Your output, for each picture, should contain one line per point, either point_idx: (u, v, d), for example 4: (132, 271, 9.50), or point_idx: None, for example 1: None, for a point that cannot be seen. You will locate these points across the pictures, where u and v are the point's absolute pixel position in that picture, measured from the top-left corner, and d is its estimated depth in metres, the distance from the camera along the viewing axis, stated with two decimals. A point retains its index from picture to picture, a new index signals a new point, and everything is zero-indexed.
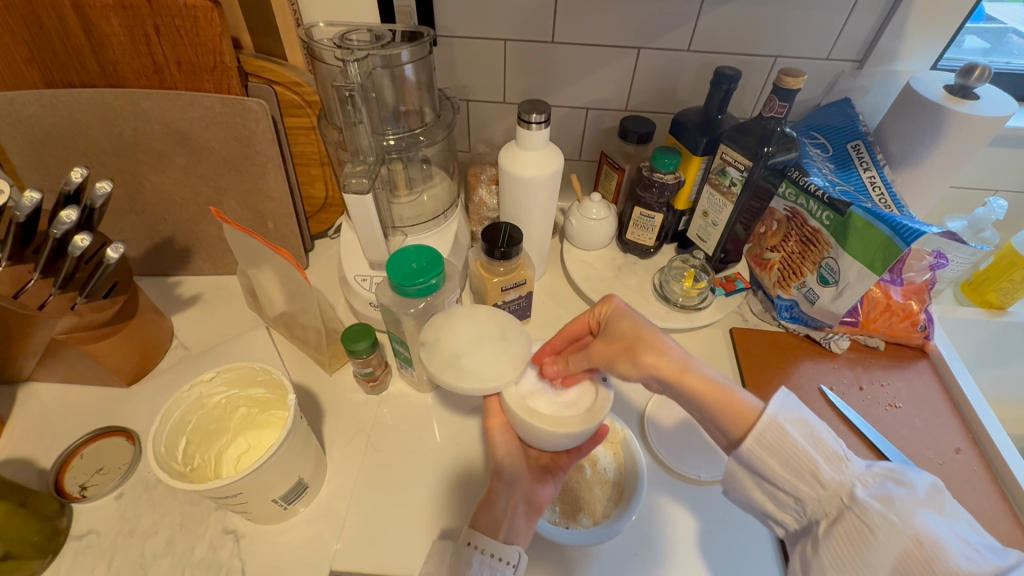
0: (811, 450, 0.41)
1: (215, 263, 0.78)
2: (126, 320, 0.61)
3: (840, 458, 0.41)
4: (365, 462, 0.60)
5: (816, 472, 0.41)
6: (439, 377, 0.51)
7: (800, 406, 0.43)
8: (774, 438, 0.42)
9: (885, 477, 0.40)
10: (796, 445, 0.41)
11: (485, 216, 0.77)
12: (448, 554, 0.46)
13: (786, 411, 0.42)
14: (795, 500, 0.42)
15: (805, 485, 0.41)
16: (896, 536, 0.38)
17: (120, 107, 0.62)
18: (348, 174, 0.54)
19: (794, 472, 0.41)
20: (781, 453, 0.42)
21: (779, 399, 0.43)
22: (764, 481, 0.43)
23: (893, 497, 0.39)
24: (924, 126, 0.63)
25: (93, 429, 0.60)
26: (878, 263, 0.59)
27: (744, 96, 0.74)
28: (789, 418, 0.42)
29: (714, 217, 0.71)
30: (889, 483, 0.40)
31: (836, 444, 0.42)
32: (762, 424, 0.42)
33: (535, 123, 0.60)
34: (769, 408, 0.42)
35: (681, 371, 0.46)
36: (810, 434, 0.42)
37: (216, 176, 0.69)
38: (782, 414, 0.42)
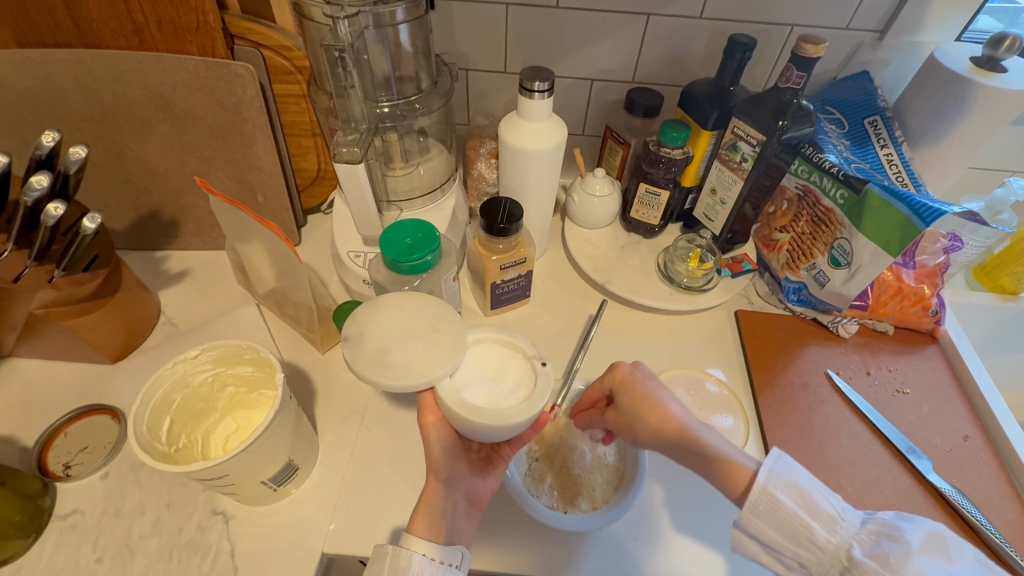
0: (804, 515, 0.41)
1: (204, 237, 0.75)
2: (109, 295, 0.59)
3: (834, 519, 0.41)
4: (359, 443, 0.58)
5: (812, 537, 0.40)
6: (363, 376, 0.45)
7: (793, 463, 0.42)
8: (766, 506, 0.41)
9: (879, 533, 0.39)
10: (790, 513, 0.41)
11: (484, 192, 0.74)
12: (383, 559, 0.42)
13: (775, 476, 0.42)
14: (798, 565, 0.42)
15: (805, 552, 0.41)
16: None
17: (98, 70, 0.59)
18: (339, 142, 0.51)
19: (791, 540, 0.41)
20: (776, 522, 0.41)
21: (771, 460, 0.43)
22: (767, 549, 0.43)
23: (889, 555, 0.38)
24: (947, 101, 0.60)
25: (77, 407, 0.59)
26: (894, 244, 0.56)
27: (758, 68, 0.71)
28: (780, 483, 0.42)
29: (723, 195, 0.68)
30: (883, 539, 0.39)
31: (828, 502, 0.41)
32: (754, 494, 0.42)
33: (537, 91, 0.56)
34: (759, 476, 0.42)
35: (688, 438, 0.46)
36: (802, 498, 0.41)
37: (202, 146, 0.66)
38: (775, 476, 0.42)
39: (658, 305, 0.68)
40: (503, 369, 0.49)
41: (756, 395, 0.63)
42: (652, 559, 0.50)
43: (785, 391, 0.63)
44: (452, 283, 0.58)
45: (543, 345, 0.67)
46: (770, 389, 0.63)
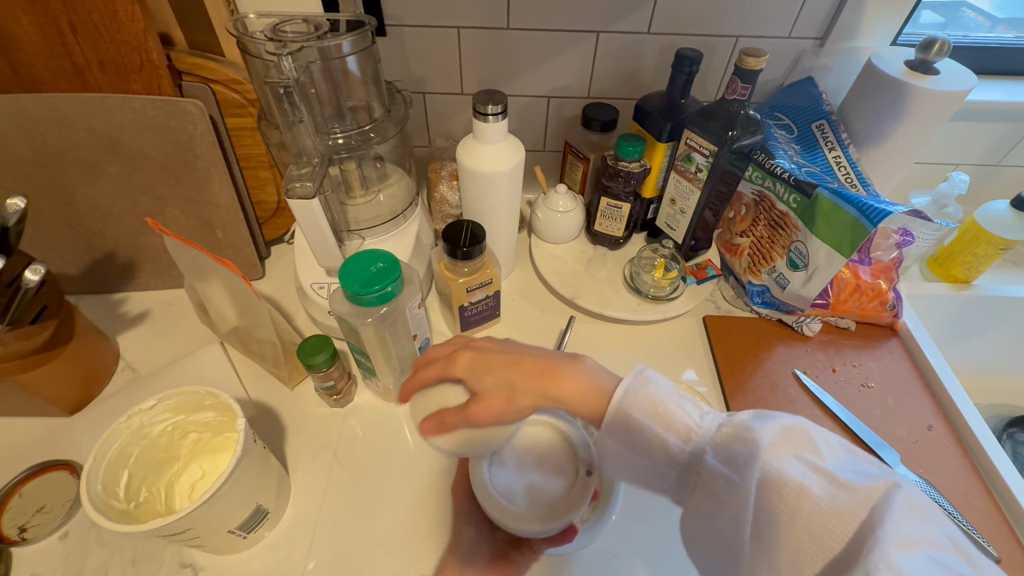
0: (659, 429, 0.40)
1: (163, 277, 0.73)
2: (62, 345, 0.57)
3: (690, 430, 0.40)
4: (333, 480, 0.57)
5: (665, 446, 0.40)
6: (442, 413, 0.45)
7: (655, 377, 0.42)
8: (623, 420, 0.41)
9: (734, 436, 0.38)
10: (643, 424, 0.41)
11: (448, 214, 0.74)
12: None
13: (633, 390, 0.41)
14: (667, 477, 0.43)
15: (665, 465, 0.42)
16: (742, 496, 0.35)
17: (41, 114, 0.57)
18: (292, 177, 0.50)
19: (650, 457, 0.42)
20: (630, 435, 0.42)
21: (633, 377, 0.42)
22: (636, 458, 0.43)
23: (738, 457, 0.36)
24: (885, 105, 0.62)
25: (32, 466, 0.56)
26: (845, 245, 0.58)
27: (707, 79, 0.73)
28: (635, 397, 0.41)
29: (682, 204, 0.69)
30: (735, 444, 0.37)
31: (690, 404, 0.41)
32: (608, 412, 0.42)
33: (491, 114, 0.56)
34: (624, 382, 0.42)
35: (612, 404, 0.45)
36: (658, 412, 0.40)
37: (154, 185, 0.65)
38: (632, 390, 0.42)
39: (626, 317, 0.69)
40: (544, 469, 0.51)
41: (726, 400, 0.63)
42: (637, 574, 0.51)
43: (755, 393, 0.64)
44: (418, 311, 0.57)
45: None
46: (741, 393, 0.64)
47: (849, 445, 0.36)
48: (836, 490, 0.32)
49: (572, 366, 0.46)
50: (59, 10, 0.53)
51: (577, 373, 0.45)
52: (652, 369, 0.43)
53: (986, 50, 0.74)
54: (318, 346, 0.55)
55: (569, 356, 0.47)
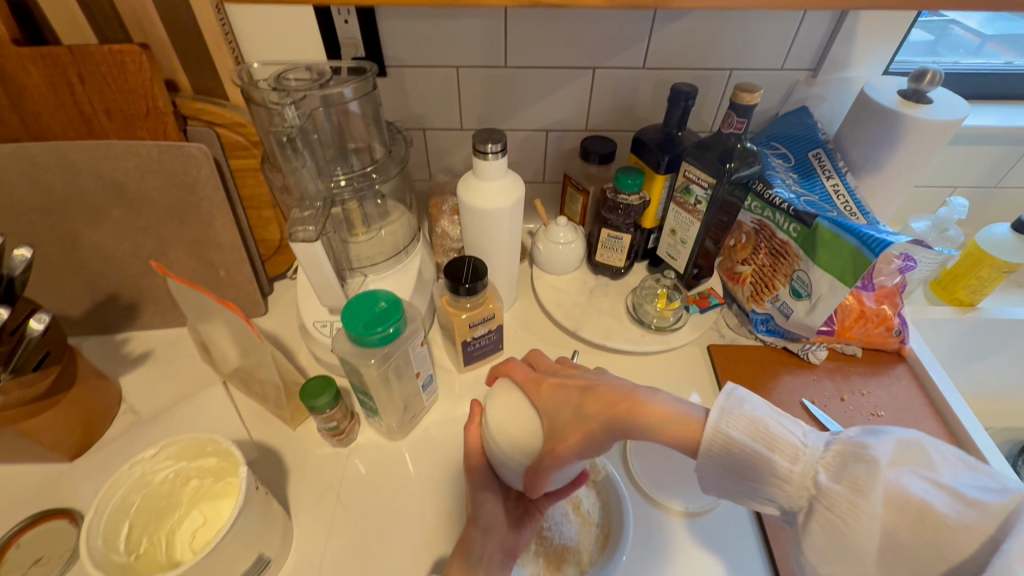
0: (763, 449, 0.39)
1: (166, 316, 0.73)
2: (64, 390, 0.56)
3: (796, 449, 0.39)
4: (335, 524, 0.56)
5: (773, 469, 0.39)
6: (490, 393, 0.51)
7: (748, 397, 0.42)
8: (722, 446, 0.40)
9: (845, 455, 0.38)
10: (744, 447, 0.40)
11: (450, 248, 0.74)
12: None
13: (728, 412, 0.41)
14: (774, 501, 0.41)
15: (773, 488, 0.40)
16: (861, 514, 0.35)
17: (47, 161, 0.59)
18: (294, 221, 0.50)
19: (756, 479, 0.40)
20: (732, 460, 0.40)
21: (724, 398, 0.42)
22: (739, 484, 0.41)
23: (857, 478, 0.36)
24: (881, 134, 0.63)
25: (30, 515, 0.55)
26: (849, 274, 0.57)
27: (702, 111, 0.74)
28: (733, 419, 0.40)
29: (683, 235, 0.69)
30: (850, 462, 0.37)
31: (791, 421, 0.41)
32: (705, 437, 0.40)
33: (491, 153, 0.57)
34: (713, 408, 0.41)
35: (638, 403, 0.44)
36: (760, 432, 0.40)
37: (158, 227, 0.65)
38: (729, 412, 0.41)
39: (629, 349, 0.69)
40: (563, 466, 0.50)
41: None
42: None
43: None
44: (420, 349, 0.57)
45: None
46: None
47: (964, 459, 0.37)
48: (962, 507, 0.34)
49: (642, 400, 0.45)
50: (69, 62, 0.55)
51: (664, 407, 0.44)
52: (741, 387, 0.42)
53: (976, 76, 0.75)
54: (321, 388, 0.55)
55: (645, 390, 0.46)
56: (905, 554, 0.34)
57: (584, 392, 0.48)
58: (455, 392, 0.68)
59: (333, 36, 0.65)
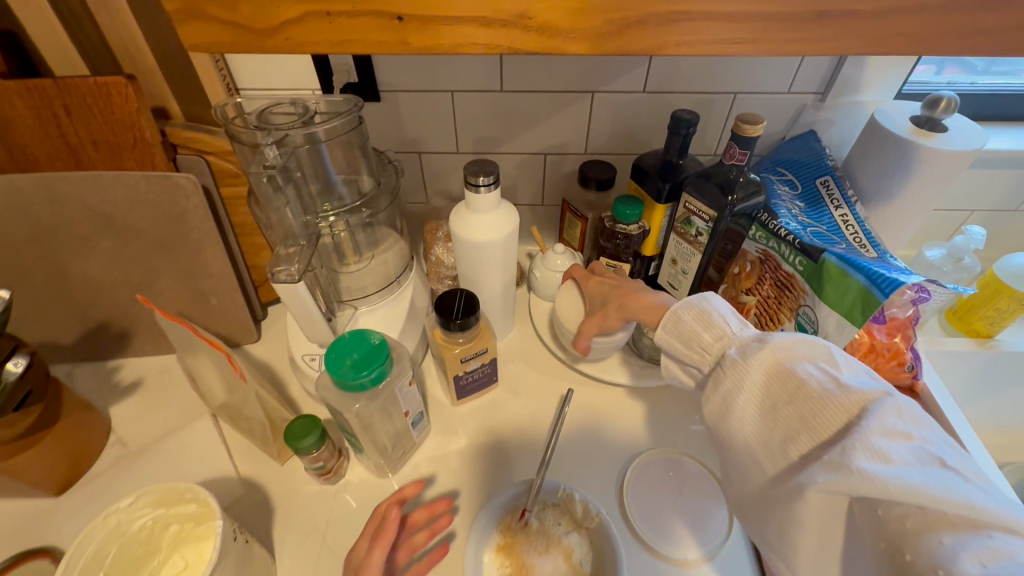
0: (698, 326, 0.50)
1: (157, 344, 0.72)
2: (48, 427, 0.55)
3: (725, 333, 0.49)
4: (320, 568, 0.54)
5: (701, 343, 0.50)
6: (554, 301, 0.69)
7: (711, 297, 0.52)
8: (670, 320, 0.52)
9: (761, 338, 0.47)
10: (687, 325, 0.51)
11: (445, 275, 0.73)
12: None
13: (687, 304, 0.52)
14: (696, 368, 0.51)
15: (697, 356, 0.51)
16: (751, 376, 0.44)
17: (34, 193, 0.58)
18: (278, 260, 0.49)
19: (686, 345, 0.51)
20: (677, 334, 0.52)
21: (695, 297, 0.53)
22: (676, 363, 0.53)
23: (755, 351, 0.45)
24: (893, 163, 0.60)
25: (12, 555, 0.54)
26: (857, 314, 0.54)
27: (706, 135, 0.72)
28: (688, 305, 0.52)
29: (683, 266, 0.67)
30: (760, 342, 0.46)
31: (736, 319, 0.49)
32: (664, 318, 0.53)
33: (483, 185, 0.55)
34: (676, 302, 0.53)
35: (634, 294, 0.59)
36: (702, 316, 0.51)
37: (147, 257, 0.64)
38: (688, 303, 0.52)
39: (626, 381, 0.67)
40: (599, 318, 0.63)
41: None
42: None
43: None
44: (408, 389, 0.55)
45: (514, 433, 0.65)
46: None
47: (871, 373, 0.43)
48: (835, 387, 0.40)
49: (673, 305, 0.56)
50: (55, 94, 0.54)
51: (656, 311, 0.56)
52: (716, 295, 0.53)
53: (995, 97, 0.72)
54: (305, 429, 0.53)
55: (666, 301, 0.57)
56: (778, 412, 0.42)
57: (614, 288, 0.63)
58: (447, 426, 0.66)
59: (325, 62, 0.64)
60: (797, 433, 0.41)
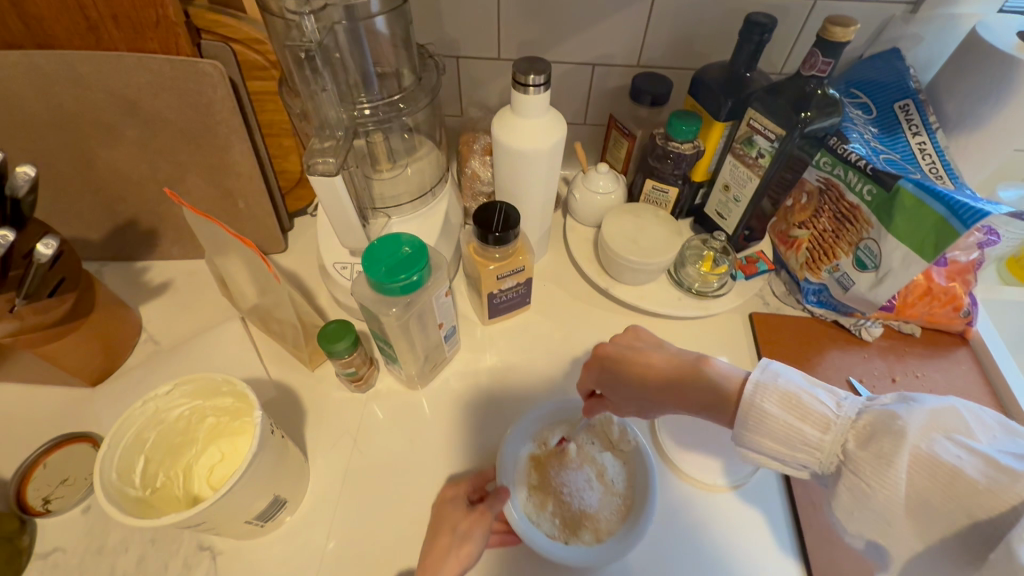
0: (795, 421, 0.40)
1: (185, 246, 0.71)
2: (83, 317, 0.55)
3: (828, 419, 0.40)
4: (351, 468, 0.55)
5: (805, 439, 0.40)
6: (618, 239, 0.63)
7: (783, 370, 0.43)
8: (750, 413, 0.42)
9: (873, 423, 0.38)
10: (778, 419, 0.41)
11: (479, 190, 0.69)
12: None
13: (764, 382, 0.42)
14: (803, 466, 0.42)
15: (804, 456, 0.41)
16: (892, 481, 0.36)
17: (56, 72, 0.54)
18: (313, 151, 0.46)
19: (786, 446, 0.41)
20: (768, 430, 0.41)
21: (759, 371, 0.43)
22: (766, 457, 0.43)
23: (882, 446, 0.37)
24: (991, 83, 0.54)
25: (55, 436, 0.56)
26: (928, 247, 0.51)
27: (774, 49, 0.65)
28: (769, 389, 0.42)
29: (737, 192, 0.62)
30: (875, 429, 0.38)
31: (825, 394, 0.41)
32: (743, 406, 0.42)
33: (532, 85, 0.51)
34: (752, 375, 0.43)
35: (694, 367, 0.47)
36: (792, 403, 0.41)
37: (174, 151, 0.61)
38: (763, 385, 0.42)
39: (663, 311, 0.64)
40: (657, 247, 0.62)
41: None
42: None
43: None
44: (444, 299, 0.54)
45: (545, 355, 0.64)
46: None
47: (1003, 423, 0.36)
48: (996, 473, 0.33)
49: (704, 367, 0.47)
50: None
51: (700, 384, 0.46)
52: (776, 361, 0.43)
53: None
54: (339, 333, 0.52)
55: (695, 361, 0.47)
56: (937, 512, 0.34)
57: (617, 369, 0.50)
58: (477, 344, 0.65)
59: None
60: (976, 538, 0.33)
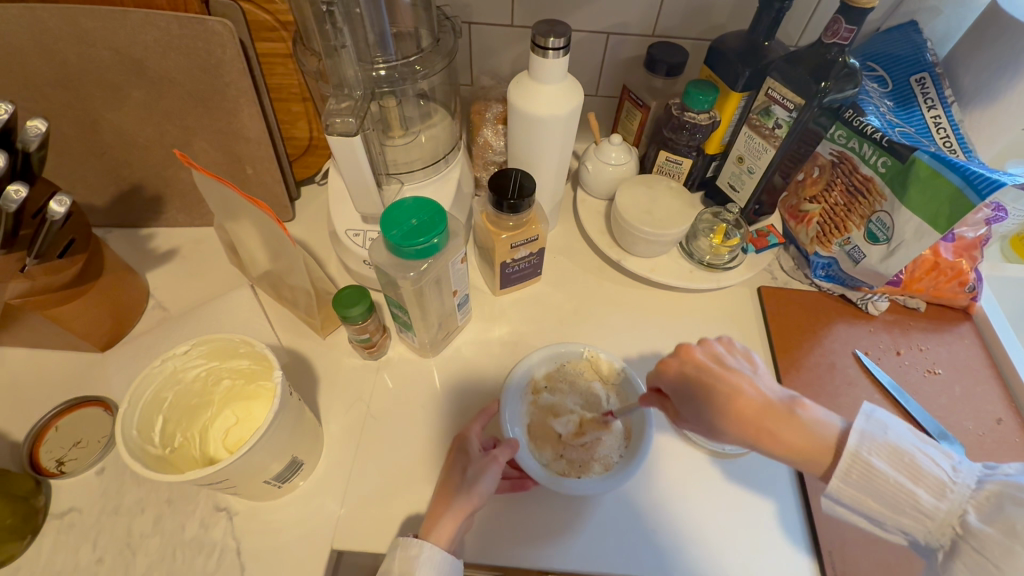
0: (908, 482, 0.38)
1: (192, 213, 0.70)
2: (93, 280, 0.54)
3: (943, 484, 0.38)
4: (364, 434, 0.56)
5: (918, 505, 0.38)
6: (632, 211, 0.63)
7: (890, 422, 0.40)
8: (863, 472, 0.39)
9: (999, 496, 0.37)
10: (890, 480, 0.38)
11: (490, 160, 0.69)
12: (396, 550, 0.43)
13: (868, 439, 0.39)
14: (902, 532, 0.40)
15: (910, 520, 0.39)
16: None
17: (59, 28, 0.53)
18: (330, 110, 0.46)
19: (893, 509, 0.39)
20: (876, 490, 0.39)
21: (863, 421, 0.40)
22: (867, 519, 0.40)
23: (1013, 524, 0.35)
24: (1010, 54, 0.53)
25: (66, 400, 0.55)
26: (942, 220, 0.52)
27: (792, 20, 0.64)
28: (880, 446, 0.39)
29: (751, 164, 0.62)
30: (1004, 504, 0.36)
31: (938, 455, 0.39)
32: (846, 461, 0.39)
33: (552, 49, 0.50)
34: (856, 433, 0.39)
35: (788, 415, 0.41)
36: (904, 463, 0.38)
37: (180, 114, 0.60)
38: (873, 439, 0.39)
39: (673, 283, 0.65)
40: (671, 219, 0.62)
41: (780, 378, 0.59)
42: (667, 543, 0.50)
43: (810, 372, 0.59)
44: (459, 266, 0.54)
45: (556, 326, 0.64)
46: (796, 371, 0.60)
47: None
48: None
49: (798, 411, 0.41)
50: None
51: (794, 428, 0.40)
52: (880, 409, 0.40)
53: None
54: (355, 298, 0.52)
55: (788, 403, 0.41)
56: None
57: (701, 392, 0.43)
58: (488, 314, 0.65)
59: None
60: None
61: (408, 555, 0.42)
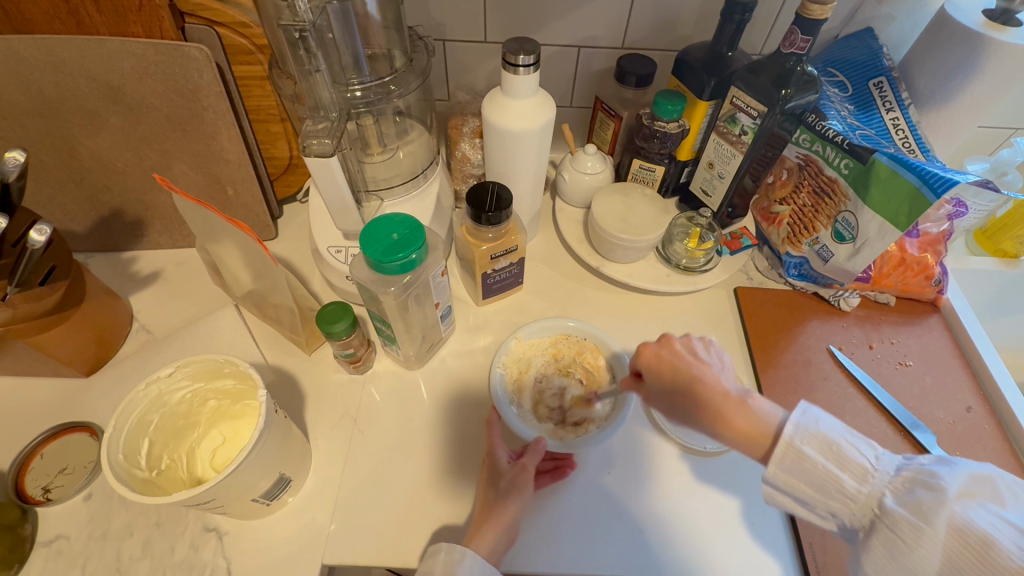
0: (833, 467, 0.39)
1: (174, 235, 0.70)
2: (75, 306, 0.55)
3: (865, 471, 0.39)
4: (352, 448, 0.56)
5: (841, 488, 0.39)
6: (609, 221, 0.65)
7: (821, 415, 0.41)
8: (791, 456, 0.40)
9: (913, 480, 0.37)
10: (816, 465, 0.39)
11: (469, 173, 0.70)
12: (438, 555, 0.43)
13: (801, 429, 0.40)
14: (832, 516, 0.40)
15: (837, 504, 0.39)
16: (930, 543, 0.34)
17: (35, 58, 0.53)
18: (308, 133, 0.47)
19: (819, 492, 0.40)
20: (805, 474, 0.40)
21: (797, 414, 0.41)
22: (798, 503, 0.41)
23: (922, 503, 0.36)
24: (959, 59, 0.56)
25: (51, 427, 0.55)
26: (902, 217, 0.54)
27: (754, 31, 0.67)
28: (808, 434, 0.40)
29: (721, 169, 0.64)
30: (917, 488, 0.37)
31: (863, 443, 0.39)
32: (777, 449, 0.40)
33: (522, 66, 0.51)
34: (789, 420, 0.41)
35: (738, 403, 0.43)
36: (832, 451, 0.39)
37: (160, 138, 0.61)
38: (800, 428, 0.40)
39: (652, 287, 0.66)
40: (649, 225, 0.64)
41: (758, 376, 0.61)
42: (658, 540, 0.51)
43: (786, 369, 0.61)
44: (440, 279, 0.55)
45: None
46: (773, 368, 0.61)
47: None
48: None
49: (750, 401, 0.43)
50: None
51: (745, 415, 0.43)
52: (816, 405, 0.41)
53: None
54: (338, 314, 0.53)
55: (740, 393, 0.44)
56: None
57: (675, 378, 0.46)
58: (472, 325, 0.66)
59: None
60: None
61: (453, 558, 0.42)
